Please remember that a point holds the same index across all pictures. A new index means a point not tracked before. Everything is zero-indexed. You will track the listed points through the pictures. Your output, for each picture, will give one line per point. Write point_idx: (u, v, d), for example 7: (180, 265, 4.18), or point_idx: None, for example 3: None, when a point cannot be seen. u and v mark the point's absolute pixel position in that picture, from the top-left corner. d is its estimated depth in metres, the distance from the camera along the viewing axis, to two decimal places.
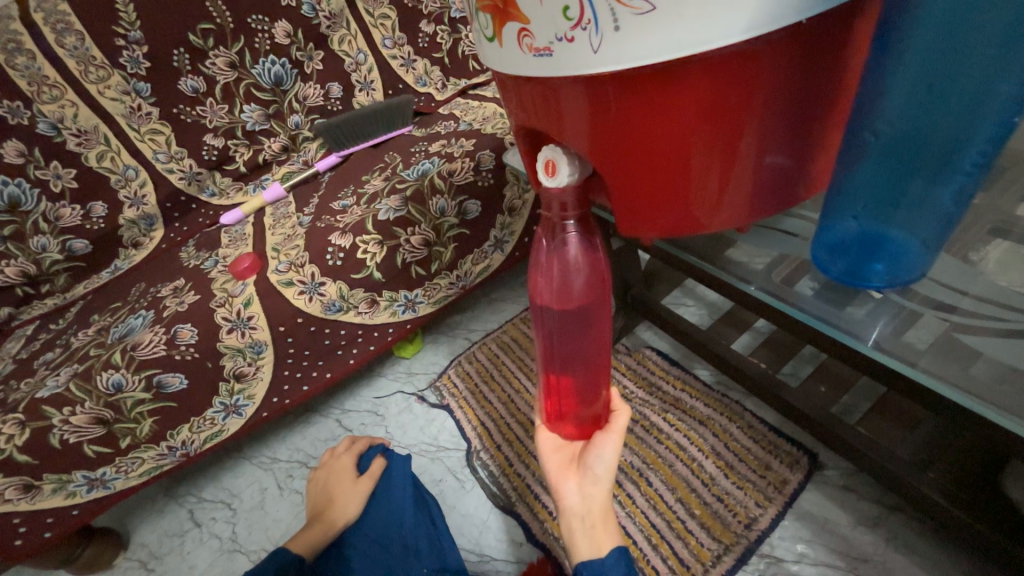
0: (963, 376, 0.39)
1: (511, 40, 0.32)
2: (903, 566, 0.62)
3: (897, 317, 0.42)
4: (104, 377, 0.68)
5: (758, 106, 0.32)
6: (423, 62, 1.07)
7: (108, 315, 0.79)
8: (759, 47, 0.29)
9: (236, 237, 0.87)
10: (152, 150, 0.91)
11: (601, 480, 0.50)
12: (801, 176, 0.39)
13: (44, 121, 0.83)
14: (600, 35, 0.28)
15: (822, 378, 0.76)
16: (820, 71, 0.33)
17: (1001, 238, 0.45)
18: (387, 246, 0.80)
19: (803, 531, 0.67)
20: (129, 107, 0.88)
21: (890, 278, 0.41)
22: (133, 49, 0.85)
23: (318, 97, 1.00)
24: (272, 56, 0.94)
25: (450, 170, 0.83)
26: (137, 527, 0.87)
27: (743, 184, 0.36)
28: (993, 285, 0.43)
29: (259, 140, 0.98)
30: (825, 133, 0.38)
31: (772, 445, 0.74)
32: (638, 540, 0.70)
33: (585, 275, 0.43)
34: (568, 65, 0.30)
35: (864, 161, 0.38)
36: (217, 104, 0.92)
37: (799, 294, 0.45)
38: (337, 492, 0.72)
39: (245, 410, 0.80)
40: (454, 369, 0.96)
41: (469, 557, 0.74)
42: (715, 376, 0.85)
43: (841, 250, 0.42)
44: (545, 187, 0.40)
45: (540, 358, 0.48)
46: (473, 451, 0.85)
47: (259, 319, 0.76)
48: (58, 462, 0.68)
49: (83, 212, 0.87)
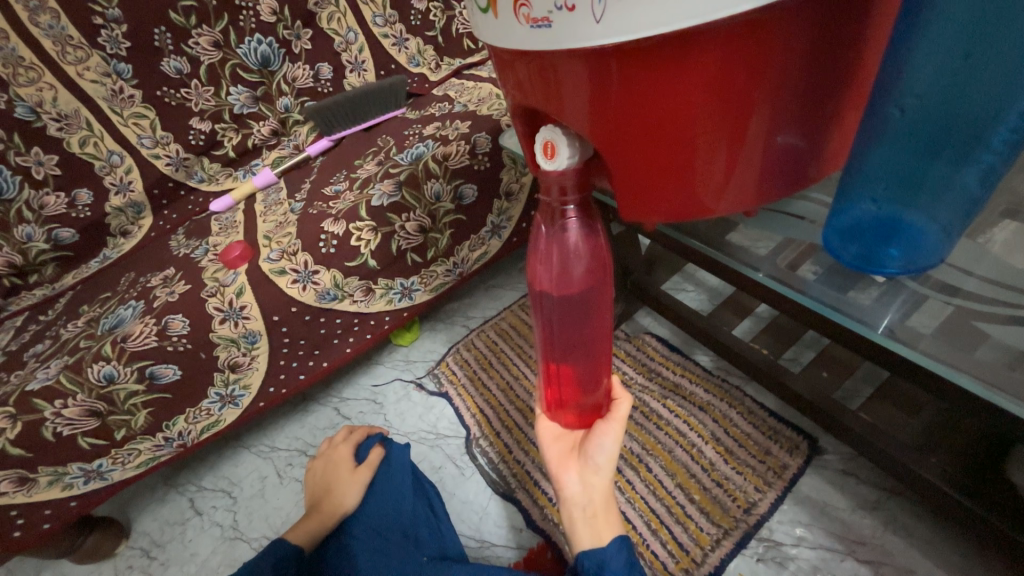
0: (967, 359, 0.37)
1: (506, 10, 0.30)
2: (902, 548, 0.61)
3: (906, 300, 0.41)
4: (94, 369, 0.66)
5: (773, 83, 0.30)
6: (416, 41, 1.05)
7: (98, 306, 0.77)
8: (776, 17, 0.27)
9: (226, 224, 0.86)
10: (137, 134, 0.88)
11: (602, 469, 0.49)
12: (812, 156, 0.37)
13: (21, 105, 0.79)
14: (604, 2, 0.25)
15: (824, 362, 0.75)
16: (840, 43, 0.31)
17: (1010, 219, 0.44)
18: (381, 233, 0.78)
19: (801, 515, 0.67)
20: (111, 89, 0.84)
21: (907, 263, 0.39)
22: (112, 28, 0.82)
23: (308, 78, 0.97)
24: (258, 35, 0.91)
25: (445, 153, 0.80)
26: (137, 516, 0.87)
27: (751, 166, 0.34)
28: (1000, 267, 0.41)
29: (248, 124, 0.95)
30: (842, 110, 0.36)
31: (772, 430, 0.74)
32: (638, 526, 0.69)
33: (586, 262, 0.42)
34: (567, 38, 0.28)
35: (883, 137, 0.36)
36: (202, 86, 0.89)
37: (804, 280, 0.43)
38: (336, 482, 0.71)
39: (241, 401, 0.79)
40: (452, 356, 0.95)
41: (469, 544, 0.73)
42: (715, 361, 0.84)
43: (855, 234, 0.40)
44: (543, 170, 0.38)
45: (540, 346, 0.46)
46: (472, 438, 0.84)
47: (252, 309, 0.75)
48: (51, 455, 0.67)
49: (69, 200, 0.85)
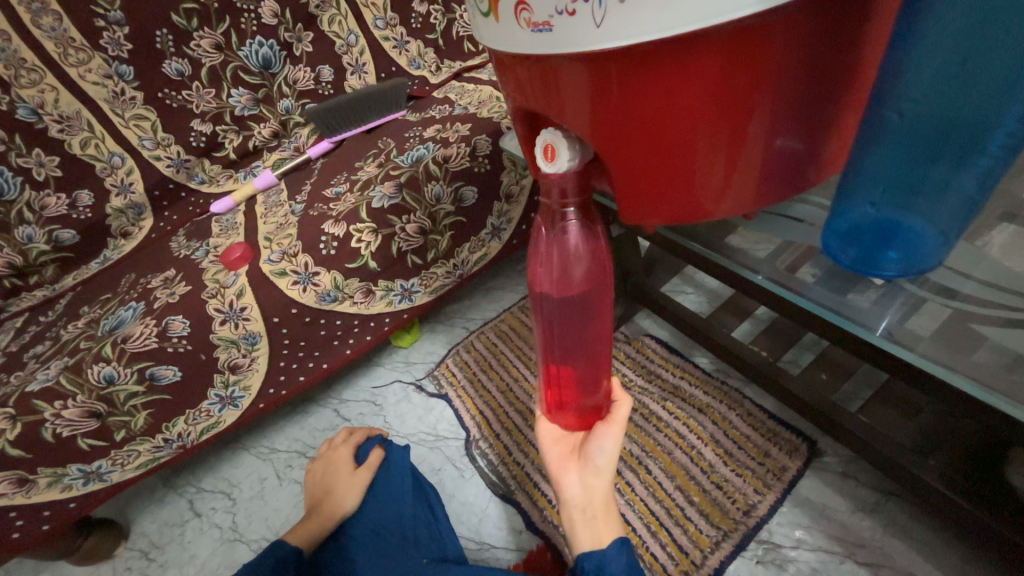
0: (965, 361, 0.38)
1: (507, 14, 0.30)
2: (902, 551, 0.61)
3: (904, 303, 0.41)
4: (95, 370, 0.66)
5: (772, 87, 0.30)
6: (416, 44, 1.05)
7: (98, 307, 0.77)
8: (775, 21, 0.28)
9: (226, 226, 0.86)
10: (138, 136, 0.88)
11: (602, 471, 0.49)
12: (812, 159, 0.37)
13: (23, 106, 0.80)
14: (604, 7, 0.26)
15: (823, 365, 0.75)
16: (838, 47, 0.31)
17: (1008, 222, 0.44)
18: (382, 235, 0.78)
19: (801, 517, 0.67)
20: (112, 91, 0.85)
21: (905, 266, 0.39)
22: (114, 30, 0.82)
23: (309, 80, 0.98)
24: (259, 37, 0.91)
25: (446, 155, 0.80)
26: (136, 518, 0.87)
27: (751, 170, 0.34)
28: (998, 269, 0.42)
29: (248, 126, 0.96)
30: (842, 114, 0.36)
31: (771, 432, 0.74)
32: (638, 528, 0.70)
33: (586, 264, 0.42)
34: (568, 42, 0.28)
35: (881, 141, 0.36)
36: (203, 88, 0.89)
37: (803, 282, 0.43)
38: (336, 484, 0.71)
39: (241, 402, 0.79)
40: (452, 358, 0.95)
41: (469, 545, 0.73)
42: (714, 363, 0.85)
43: (854, 237, 0.41)
44: (544, 173, 0.38)
45: (540, 348, 0.47)
46: (472, 440, 0.84)
47: (252, 310, 0.75)
48: (51, 456, 0.67)
49: (69, 201, 0.85)
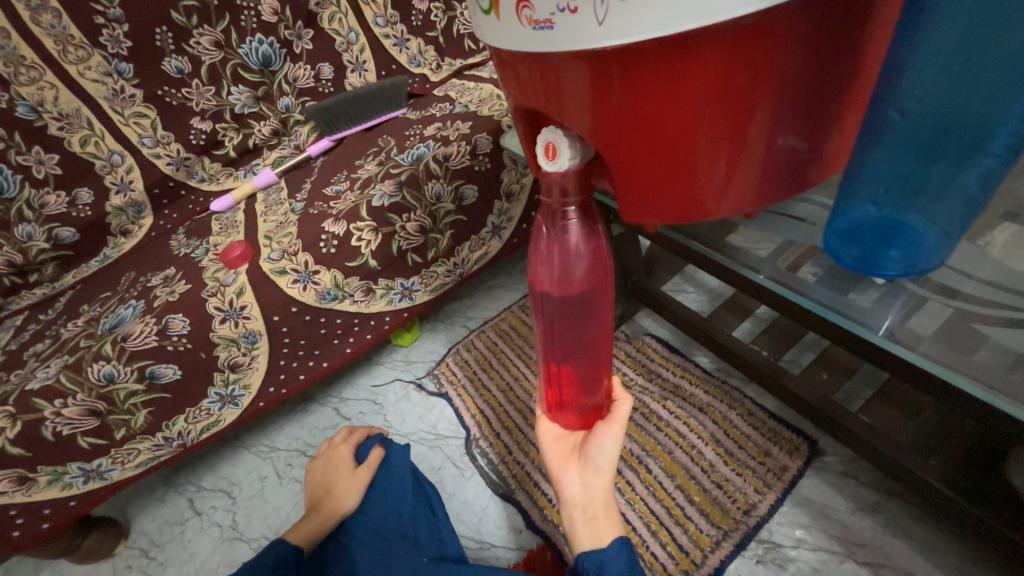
0: (965, 361, 0.37)
1: (509, 12, 0.30)
2: (902, 551, 0.61)
3: (905, 303, 0.41)
4: (94, 369, 0.66)
5: (774, 85, 0.30)
6: (416, 41, 1.05)
7: (98, 305, 0.77)
8: (777, 19, 0.27)
9: (226, 224, 0.86)
10: (138, 134, 0.88)
11: (602, 470, 0.49)
12: (815, 158, 0.37)
13: (22, 104, 0.79)
14: (606, 5, 0.25)
15: (824, 364, 0.75)
16: (841, 44, 0.31)
17: (1010, 222, 0.44)
18: (382, 233, 0.78)
19: (802, 517, 0.66)
20: (111, 89, 0.84)
21: (906, 266, 0.39)
22: (113, 28, 0.82)
23: (309, 78, 0.97)
24: (259, 35, 0.91)
25: (446, 153, 0.80)
26: (136, 516, 0.87)
27: (751, 169, 0.34)
28: (1000, 269, 0.41)
29: (248, 124, 0.95)
30: (845, 112, 0.36)
31: (772, 431, 0.74)
32: (638, 527, 0.70)
33: (587, 263, 0.42)
34: (569, 40, 0.28)
35: (884, 141, 0.36)
36: (203, 86, 0.89)
37: (804, 282, 0.43)
38: (336, 483, 0.71)
39: (240, 400, 0.79)
40: (452, 356, 0.95)
41: (469, 544, 0.73)
42: (715, 363, 0.84)
43: (855, 237, 0.41)
44: (544, 171, 0.38)
45: (541, 348, 0.46)
46: (472, 439, 0.84)
47: (252, 309, 0.75)
48: (51, 455, 0.67)
49: (69, 199, 0.85)
